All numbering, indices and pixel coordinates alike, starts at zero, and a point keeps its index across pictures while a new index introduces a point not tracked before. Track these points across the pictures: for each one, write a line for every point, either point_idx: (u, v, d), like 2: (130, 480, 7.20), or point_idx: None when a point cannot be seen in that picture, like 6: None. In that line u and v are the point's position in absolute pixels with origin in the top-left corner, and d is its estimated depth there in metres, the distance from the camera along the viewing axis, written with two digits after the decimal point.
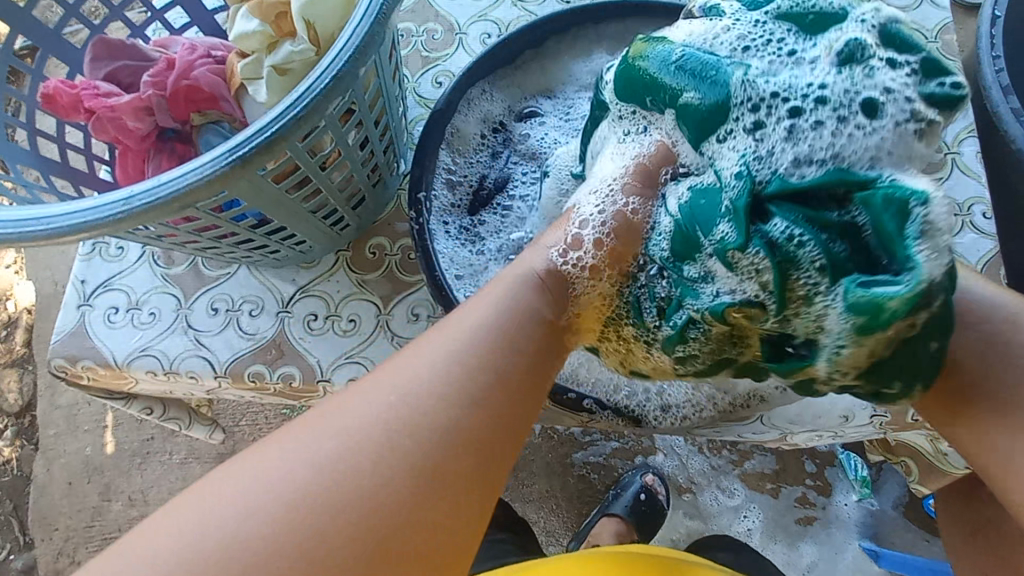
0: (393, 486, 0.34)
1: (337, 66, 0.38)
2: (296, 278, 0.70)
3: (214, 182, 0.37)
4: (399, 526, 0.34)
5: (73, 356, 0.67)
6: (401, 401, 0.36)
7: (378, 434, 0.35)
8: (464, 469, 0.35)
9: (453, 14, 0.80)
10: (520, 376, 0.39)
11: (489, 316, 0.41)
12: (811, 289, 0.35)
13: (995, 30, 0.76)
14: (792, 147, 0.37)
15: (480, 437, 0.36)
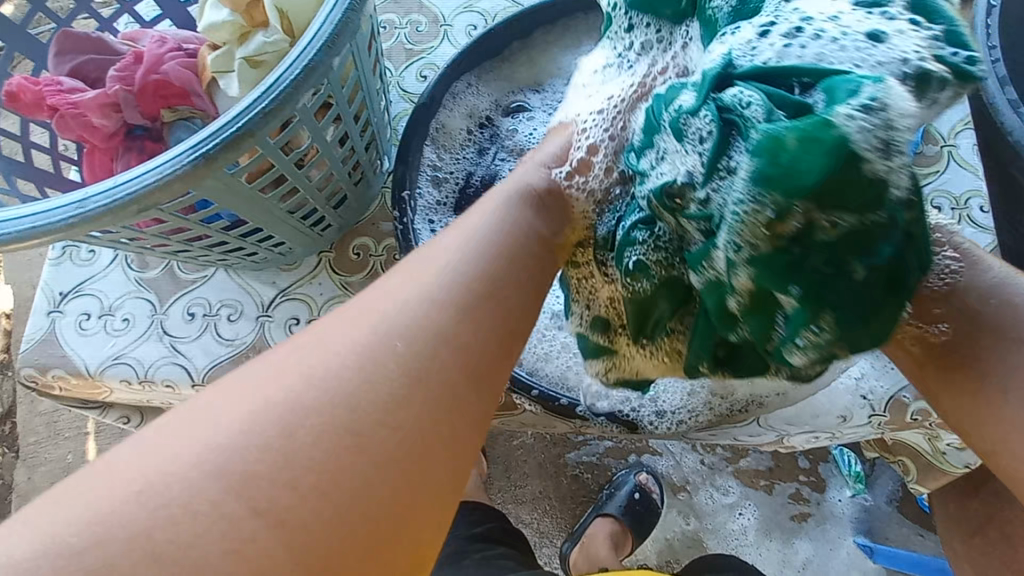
0: (370, 410, 0.30)
1: (308, 56, 0.36)
2: (276, 281, 0.67)
3: (177, 182, 0.35)
4: (371, 470, 0.29)
5: (42, 366, 0.64)
6: (385, 326, 0.33)
7: (358, 358, 0.31)
8: (451, 384, 0.32)
9: (438, 6, 0.77)
10: (511, 287, 0.38)
11: (481, 241, 0.39)
12: (730, 160, 0.34)
13: (990, 21, 0.74)
14: (793, 41, 0.36)
15: (466, 364, 0.33)
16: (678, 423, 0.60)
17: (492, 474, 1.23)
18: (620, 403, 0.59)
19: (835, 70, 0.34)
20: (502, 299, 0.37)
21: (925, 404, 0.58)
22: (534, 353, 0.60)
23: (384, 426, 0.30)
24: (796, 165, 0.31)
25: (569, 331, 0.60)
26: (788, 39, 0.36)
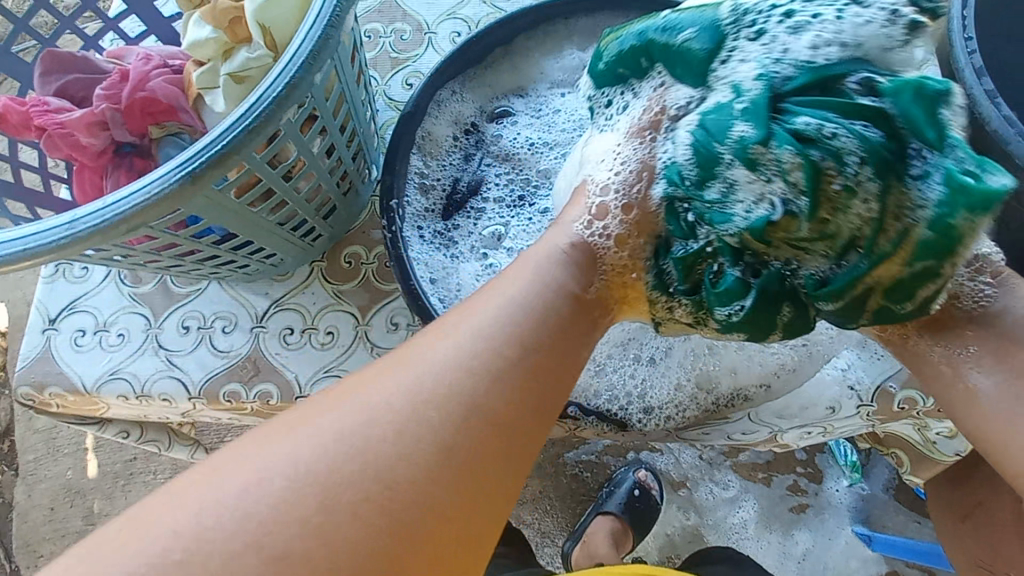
0: (429, 477, 0.32)
1: (290, 73, 0.36)
2: (269, 291, 0.68)
3: (165, 200, 0.35)
4: (431, 538, 0.31)
5: (39, 384, 0.64)
6: (442, 397, 0.35)
7: (420, 426, 0.33)
8: (480, 452, 0.34)
9: (422, 13, 0.78)
10: (541, 350, 0.39)
11: (523, 303, 0.40)
12: (845, 181, 0.39)
13: (966, 12, 0.75)
14: (803, 40, 0.41)
15: (512, 431, 0.36)
16: (666, 420, 0.60)
17: None
18: (609, 402, 0.60)
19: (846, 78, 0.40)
20: (547, 366, 0.38)
21: (912, 392, 0.59)
22: None
23: (445, 498, 0.32)
24: (959, 198, 0.39)
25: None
26: (789, 47, 0.41)
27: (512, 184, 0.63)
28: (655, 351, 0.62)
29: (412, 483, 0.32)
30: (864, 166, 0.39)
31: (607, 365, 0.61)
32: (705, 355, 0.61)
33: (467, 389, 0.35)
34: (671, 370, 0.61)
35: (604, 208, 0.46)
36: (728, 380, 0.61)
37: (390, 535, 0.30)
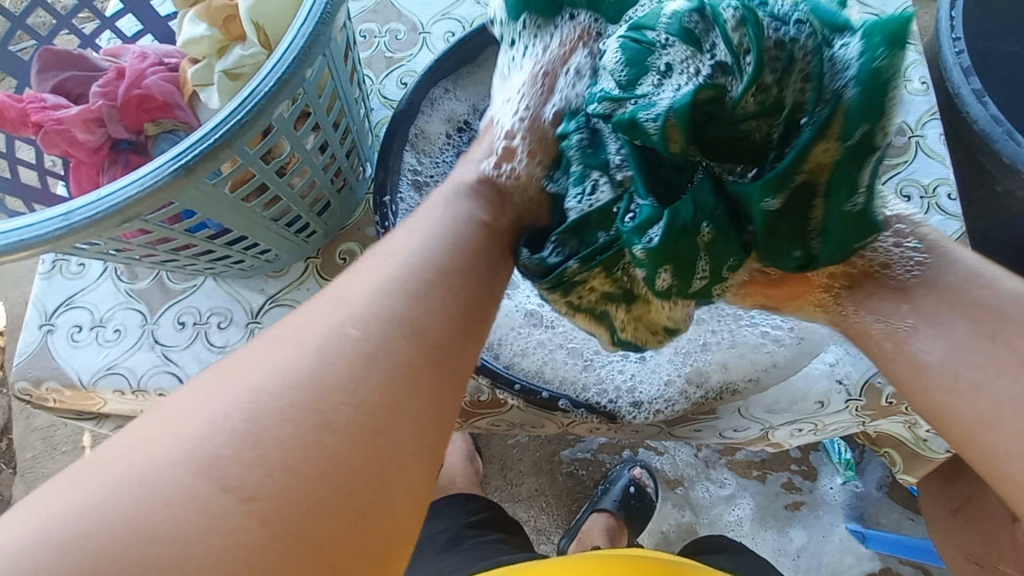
0: (340, 406, 0.32)
1: (281, 69, 0.37)
2: (264, 287, 0.68)
3: (157, 193, 0.36)
4: (346, 467, 0.31)
5: (36, 379, 0.65)
6: (339, 326, 0.35)
7: (320, 360, 0.34)
8: (397, 395, 0.34)
9: (417, 14, 0.79)
10: (457, 282, 0.40)
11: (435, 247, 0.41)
12: (825, 45, 0.37)
13: (954, 13, 0.76)
14: None
15: (427, 349, 0.36)
16: (657, 412, 0.61)
17: (488, 473, 1.25)
18: (598, 395, 0.60)
19: None
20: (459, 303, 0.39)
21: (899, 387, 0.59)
22: (511, 349, 0.61)
23: (358, 423, 0.32)
24: (894, 27, 0.35)
25: (545, 329, 0.62)
26: None
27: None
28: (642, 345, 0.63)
29: (321, 416, 0.32)
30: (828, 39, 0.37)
31: (597, 361, 0.62)
32: (691, 350, 0.62)
33: (370, 318, 0.36)
34: (659, 364, 0.62)
35: (510, 152, 0.50)
36: (716, 375, 0.61)
37: (305, 472, 0.30)
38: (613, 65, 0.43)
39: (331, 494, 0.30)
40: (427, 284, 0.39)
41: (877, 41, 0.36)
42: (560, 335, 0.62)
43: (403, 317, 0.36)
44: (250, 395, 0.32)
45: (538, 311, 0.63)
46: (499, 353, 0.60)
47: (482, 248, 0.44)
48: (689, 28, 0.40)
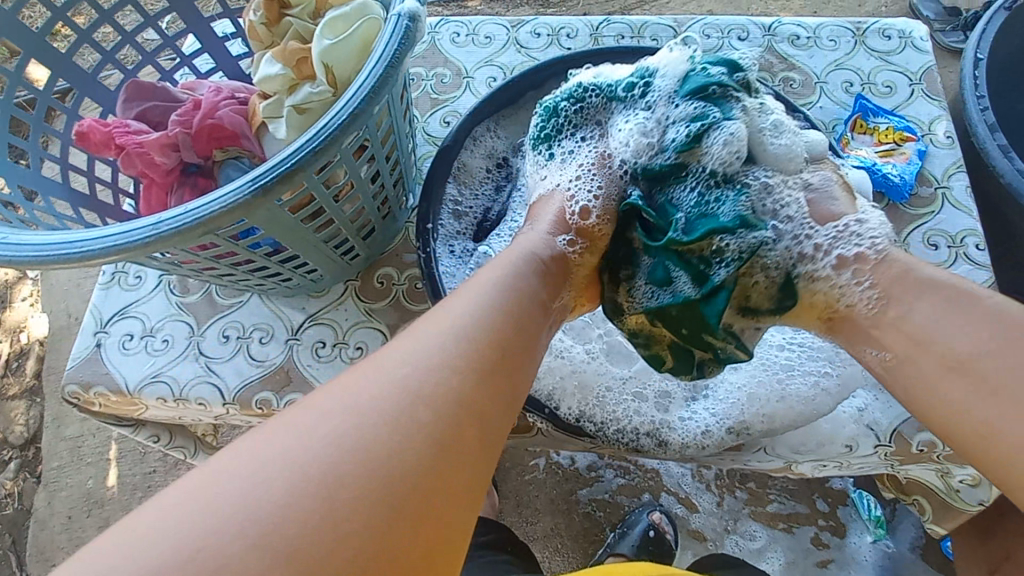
0: (441, 416, 0.35)
1: (353, 105, 0.41)
2: (306, 306, 0.72)
3: (236, 210, 0.40)
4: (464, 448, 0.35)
5: (86, 383, 0.69)
6: (449, 336, 0.40)
7: (437, 358, 0.38)
8: (458, 441, 0.35)
9: (462, 60, 0.85)
10: (515, 336, 0.43)
11: (495, 301, 0.44)
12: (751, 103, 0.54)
13: (978, 72, 0.80)
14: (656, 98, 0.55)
15: (512, 353, 0.41)
16: (682, 447, 0.58)
17: (503, 508, 1.23)
18: (617, 435, 0.59)
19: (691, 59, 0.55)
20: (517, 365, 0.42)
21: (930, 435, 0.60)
22: None
23: (477, 408, 0.37)
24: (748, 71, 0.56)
25: (552, 355, 0.61)
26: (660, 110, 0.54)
27: None
28: (660, 388, 0.61)
29: (451, 397, 0.36)
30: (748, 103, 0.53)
31: (611, 397, 0.60)
32: (728, 400, 0.60)
33: (474, 325, 0.41)
34: (685, 406, 0.60)
35: (585, 212, 0.55)
36: (752, 421, 0.58)
37: (426, 451, 0.34)
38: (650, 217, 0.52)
39: (427, 512, 0.32)
40: (504, 321, 0.43)
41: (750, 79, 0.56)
42: (571, 360, 0.61)
43: (476, 345, 0.40)
44: (322, 442, 0.32)
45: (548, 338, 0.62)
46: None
47: (524, 305, 0.45)
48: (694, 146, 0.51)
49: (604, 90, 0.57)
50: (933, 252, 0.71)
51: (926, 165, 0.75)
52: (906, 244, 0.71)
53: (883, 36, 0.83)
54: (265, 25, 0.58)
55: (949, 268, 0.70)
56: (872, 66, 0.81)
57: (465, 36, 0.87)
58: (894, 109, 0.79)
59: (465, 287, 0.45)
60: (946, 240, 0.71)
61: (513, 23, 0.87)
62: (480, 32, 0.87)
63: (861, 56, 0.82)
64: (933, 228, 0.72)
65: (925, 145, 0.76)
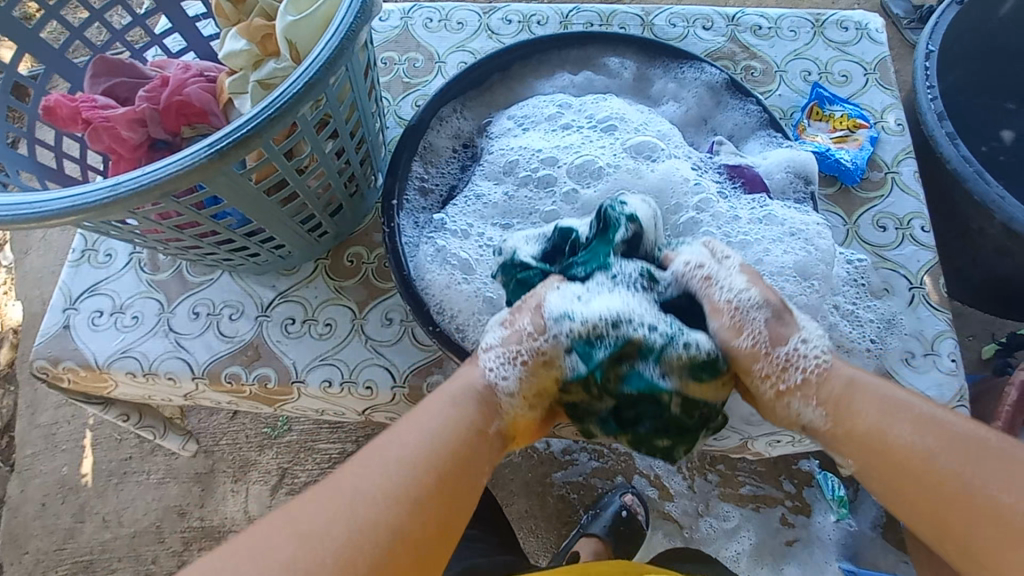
0: (373, 554, 0.40)
1: (309, 74, 0.42)
2: (276, 284, 0.73)
3: (192, 173, 0.41)
4: (402, 572, 0.40)
5: (55, 357, 0.69)
6: (397, 467, 0.43)
7: (384, 488, 0.42)
8: (389, 575, 0.40)
9: (434, 45, 0.87)
10: (458, 463, 0.46)
11: (439, 432, 0.47)
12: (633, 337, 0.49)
13: (929, 64, 0.83)
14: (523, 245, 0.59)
15: (452, 487, 0.45)
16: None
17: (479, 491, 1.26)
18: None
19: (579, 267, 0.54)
20: (457, 494, 0.45)
21: None
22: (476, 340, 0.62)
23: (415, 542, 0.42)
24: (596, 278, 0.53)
25: None
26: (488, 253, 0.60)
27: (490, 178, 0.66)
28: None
29: (384, 534, 0.41)
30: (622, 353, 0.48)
31: None
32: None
33: (421, 456, 0.45)
34: None
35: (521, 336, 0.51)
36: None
37: (383, 561, 0.40)
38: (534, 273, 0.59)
39: None
40: (448, 453, 0.46)
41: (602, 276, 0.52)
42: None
43: (419, 484, 0.43)
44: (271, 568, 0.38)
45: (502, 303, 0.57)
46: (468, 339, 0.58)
47: (469, 432, 0.47)
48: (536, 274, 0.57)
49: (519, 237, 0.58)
50: (881, 234, 0.74)
51: (878, 151, 0.78)
52: (856, 226, 0.75)
53: (841, 28, 0.86)
54: (231, 3, 0.59)
55: (895, 248, 0.73)
56: (829, 56, 0.84)
57: (437, 22, 0.88)
58: (849, 98, 0.82)
59: (415, 412, 0.48)
60: (894, 223, 0.75)
61: (484, 9, 0.89)
62: (453, 18, 0.88)
63: (819, 47, 0.85)
64: (883, 211, 0.75)
65: (877, 132, 0.79)
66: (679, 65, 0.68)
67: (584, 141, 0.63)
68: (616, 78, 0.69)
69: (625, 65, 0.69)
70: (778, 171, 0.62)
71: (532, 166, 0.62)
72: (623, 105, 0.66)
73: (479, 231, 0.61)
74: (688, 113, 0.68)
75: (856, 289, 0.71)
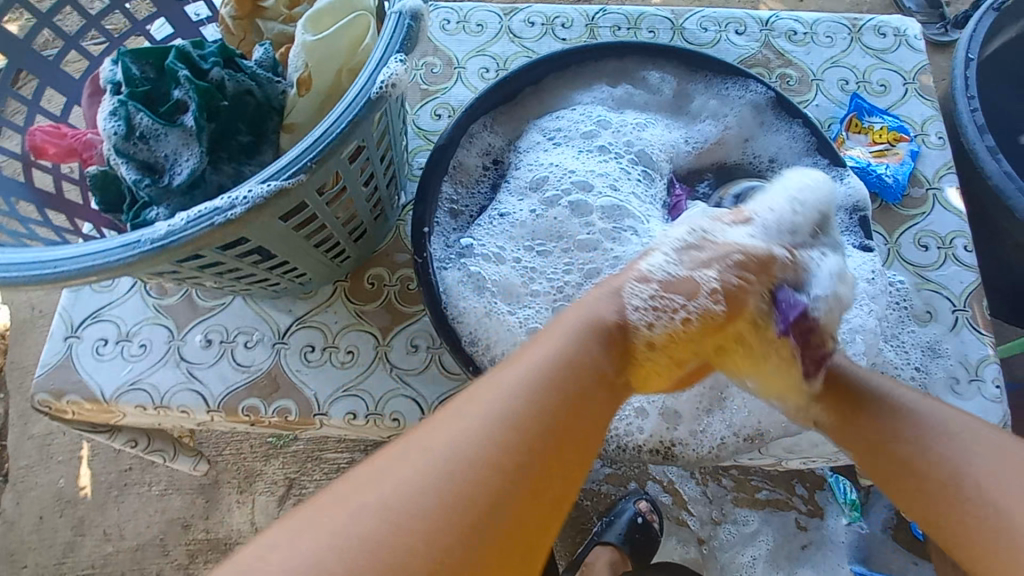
0: (431, 493, 0.35)
1: (352, 112, 0.37)
2: (293, 308, 0.69)
3: (234, 225, 0.35)
4: (540, 464, 0.38)
5: (57, 391, 0.65)
6: (510, 395, 0.39)
7: (481, 445, 0.37)
8: (503, 501, 0.36)
9: (452, 49, 0.81)
10: (594, 375, 0.43)
11: (541, 375, 0.41)
12: (133, 106, 0.46)
13: (968, 72, 0.80)
14: (143, 123, 0.45)
15: (589, 394, 0.42)
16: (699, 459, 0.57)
17: None
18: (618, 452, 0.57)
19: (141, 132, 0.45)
20: (581, 409, 0.41)
21: None
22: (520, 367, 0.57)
23: (467, 528, 0.34)
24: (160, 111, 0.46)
25: None
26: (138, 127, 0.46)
27: (517, 195, 0.62)
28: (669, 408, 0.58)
29: (487, 473, 0.36)
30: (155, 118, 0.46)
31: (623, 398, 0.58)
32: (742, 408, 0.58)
33: (521, 415, 0.39)
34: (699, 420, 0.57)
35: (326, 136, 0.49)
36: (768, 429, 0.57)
37: (480, 482, 0.36)
38: (146, 120, 0.45)
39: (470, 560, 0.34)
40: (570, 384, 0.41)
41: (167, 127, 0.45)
42: None
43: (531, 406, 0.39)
44: (357, 523, 0.33)
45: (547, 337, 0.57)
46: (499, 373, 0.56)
47: (543, 363, 0.42)
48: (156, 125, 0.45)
49: (125, 135, 0.45)
50: (923, 253, 0.72)
51: (918, 166, 0.76)
52: (897, 245, 0.72)
53: (878, 33, 0.83)
54: (236, 20, 0.54)
55: (937, 269, 0.71)
56: (866, 65, 0.81)
57: (455, 22, 0.83)
58: (888, 109, 0.79)
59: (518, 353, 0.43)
60: (936, 242, 0.72)
61: (505, 10, 0.84)
62: (471, 19, 0.83)
63: (856, 54, 0.81)
64: (924, 228, 0.73)
65: (917, 145, 0.77)
66: (722, 81, 0.65)
67: (623, 178, 0.62)
68: (655, 95, 0.66)
69: (665, 80, 0.66)
70: (834, 209, 0.62)
71: (562, 186, 0.61)
72: (657, 139, 0.65)
73: (509, 254, 0.59)
74: (728, 131, 0.65)
75: (898, 312, 0.69)
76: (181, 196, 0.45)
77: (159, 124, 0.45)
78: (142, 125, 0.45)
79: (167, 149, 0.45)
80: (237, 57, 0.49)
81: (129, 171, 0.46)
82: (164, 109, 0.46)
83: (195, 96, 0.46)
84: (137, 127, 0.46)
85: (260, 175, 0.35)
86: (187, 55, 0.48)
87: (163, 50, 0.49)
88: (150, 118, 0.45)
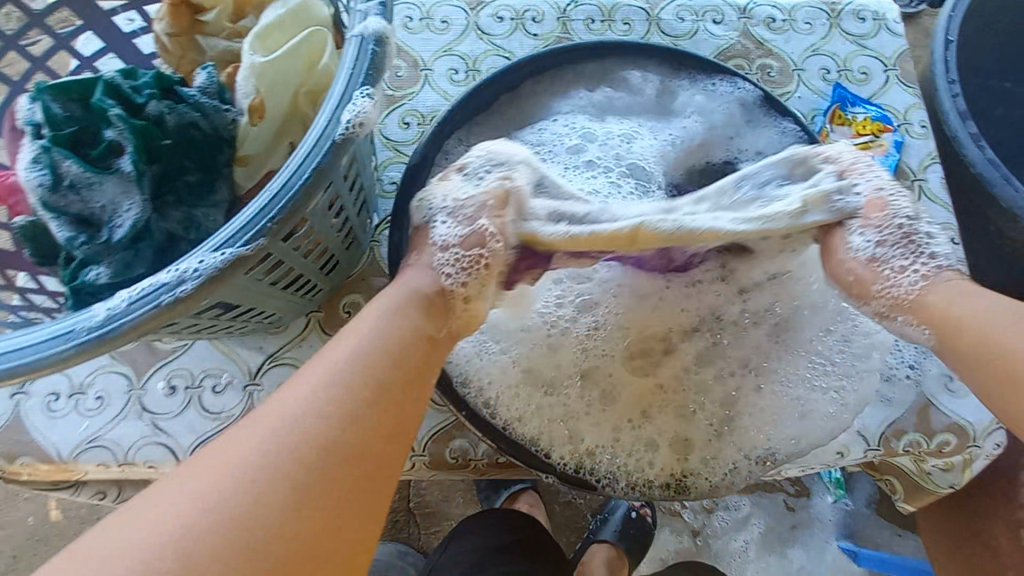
0: (270, 471, 0.35)
1: (314, 160, 0.32)
2: (264, 345, 0.64)
3: (185, 302, 0.30)
4: (367, 446, 0.38)
5: (7, 454, 0.60)
6: (343, 371, 0.40)
7: (288, 433, 0.37)
8: (334, 477, 0.36)
9: (417, 50, 0.76)
10: (411, 360, 0.43)
11: (364, 350, 0.41)
12: (57, 153, 0.40)
13: (949, 56, 0.78)
14: (70, 171, 0.40)
15: (415, 367, 0.43)
16: (713, 487, 0.54)
17: None
18: (626, 490, 0.53)
19: (71, 184, 0.40)
20: (402, 405, 0.41)
21: (915, 436, 0.64)
22: (514, 407, 0.53)
23: (297, 508, 0.35)
24: (89, 155, 0.41)
25: (544, 391, 0.54)
26: (68, 176, 0.40)
27: None
28: (677, 435, 0.55)
29: (324, 448, 0.37)
30: (84, 165, 0.40)
31: (626, 424, 0.55)
32: (757, 431, 0.55)
33: (344, 392, 0.39)
34: (708, 447, 0.55)
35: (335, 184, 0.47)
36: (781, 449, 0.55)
37: (301, 457, 0.36)
38: (71, 167, 0.40)
39: (302, 526, 0.34)
40: (398, 356, 0.42)
41: (97, 174, 0.40)
42: (563, 402, 0.55)
43: (359, 392, 0.40)
44: (183, 508, 0.33)
45: (543, 373, 0.55)
46: (495, 413, 0.53)
47: (395, 317, 0.44)
48: (86, 172, 0.40)
49: (54, 188, 0.40)
50: None
51: (903, 157, 0.74)
52: None
53: (858, 18, 0.80)
54: (172, 36, 0.48)
55: None
56: (848, 51, 0.78)
57: (419, 20, 0.77)
58: (871, 98, 0.77)
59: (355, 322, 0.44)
60: None
61: (472, 5, 0.78)
62: (436, 16, 0.77)
63: (837, 40, 0.79)
64: None
65: (902, 135, 0.75)
66: (707, 80, 0.61)
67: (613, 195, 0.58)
68: (639, 96, 0.63)
69: (648, 81, 0.62)
70: None
71: None
72: (647, 150, 0.62)
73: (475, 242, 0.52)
74: (715, 133, 0.62)
75: None
76: (123, 252, 0.40)
77: (90, 172, 0.40)
78: (70, 174, 0.40)
79: (101, 199, 0.40)
80: (176, 84, 0.43)
81: (62, 227, 0.41)
82: (95, 153, 0.41)
83: (129, 136, 0.40)
84: (64, 176, 0.40)
85: (213, 242, 0.31)
86: (117, 88, 0.42)
87: (87, 81, 0.42)
88: (77, 165, 0.40)
